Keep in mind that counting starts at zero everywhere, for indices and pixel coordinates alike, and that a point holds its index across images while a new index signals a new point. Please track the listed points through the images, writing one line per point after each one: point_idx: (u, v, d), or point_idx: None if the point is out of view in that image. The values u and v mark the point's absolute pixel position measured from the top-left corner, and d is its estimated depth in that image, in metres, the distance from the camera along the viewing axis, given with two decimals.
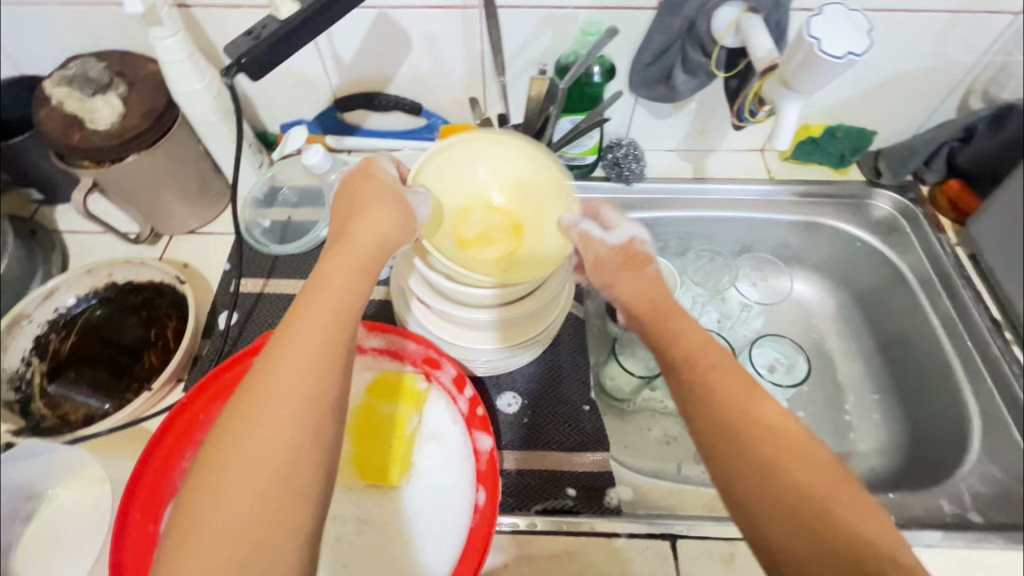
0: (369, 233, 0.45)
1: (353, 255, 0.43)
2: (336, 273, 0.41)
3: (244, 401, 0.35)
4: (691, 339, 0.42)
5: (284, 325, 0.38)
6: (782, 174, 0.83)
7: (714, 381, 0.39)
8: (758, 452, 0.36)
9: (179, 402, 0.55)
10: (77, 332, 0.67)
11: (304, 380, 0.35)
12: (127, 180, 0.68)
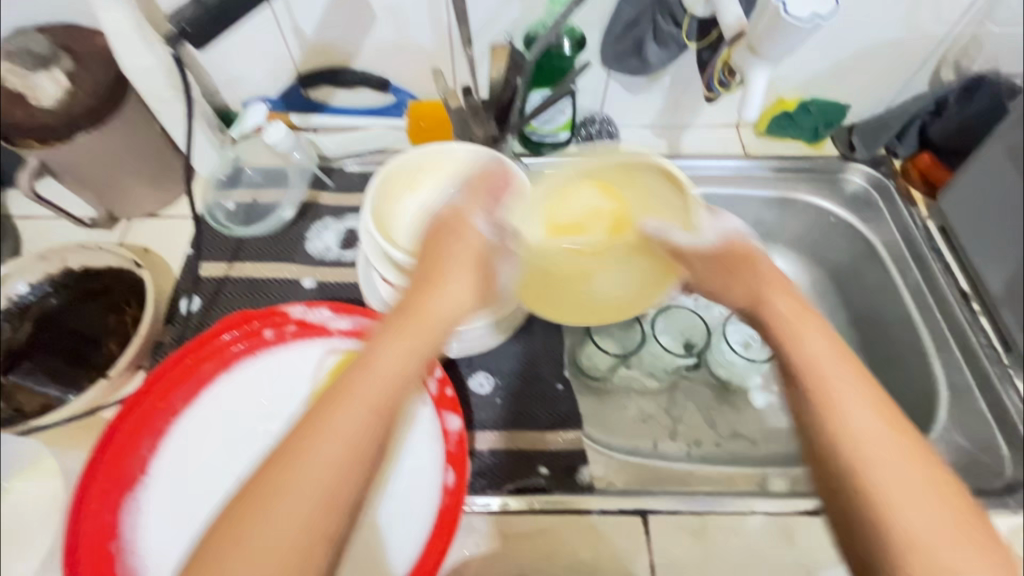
0: (436, 307, 0.42)
1: (421, 332, 0.41)
2: (396, 354, 0.39)
3: (272, 472, 0.33)
4: (826, 357, 0.40)
5: (339, 394, 0.37)
6: (757, 150, 0.83)
7: (831, 387, 0.38)
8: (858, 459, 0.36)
9: (137, 390, 0.53)
10: (31, 321, 0.65)
11: (337, 467, 0.34)
12: (78, 161, 0.65)
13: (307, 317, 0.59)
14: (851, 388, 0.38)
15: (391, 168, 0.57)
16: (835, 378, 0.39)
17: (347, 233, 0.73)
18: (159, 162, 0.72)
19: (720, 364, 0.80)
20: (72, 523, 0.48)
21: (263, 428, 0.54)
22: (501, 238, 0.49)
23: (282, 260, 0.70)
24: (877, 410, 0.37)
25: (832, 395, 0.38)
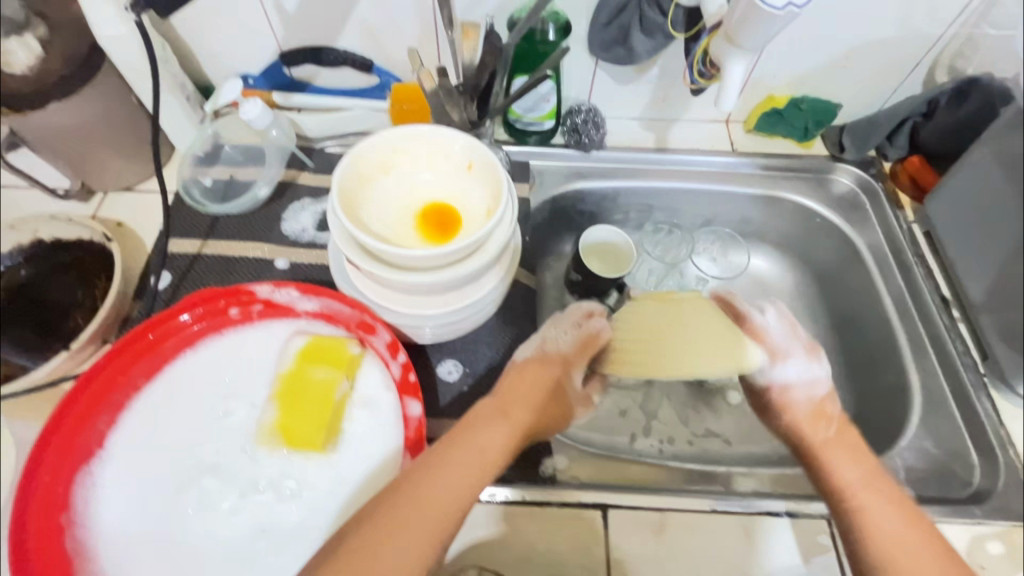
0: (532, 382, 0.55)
1: (518, 400, 0.53)
2: (509, 422, 0.50)
3: (430, 462, 0.45)
4: (858, 462, 0.52)
5: (475, 424, 0.49)
6: (745, 146, 0.82)
7: (865, 491, 0.49)
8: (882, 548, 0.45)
9: (94, 365, 0.52)
10: (2, 291, 0.65)
11: (468, 478, 0.44)
12: (50, 131, 0.64)
13: (273, 297, 0.57)
14: (886, 501, 0.49)
15: (360, 149, 0.55)
16: (871, 490, 0.49)
17: (324, 214, 0.72)
18: (137, 135, 0.71)
19: None
20: (21, 497, 0.47)
21: (223, 407, 0.54)
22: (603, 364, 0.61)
23: (257, 240, 0.69)
24: (896, 506, 0.48)
25: (854, 486, 0.50)
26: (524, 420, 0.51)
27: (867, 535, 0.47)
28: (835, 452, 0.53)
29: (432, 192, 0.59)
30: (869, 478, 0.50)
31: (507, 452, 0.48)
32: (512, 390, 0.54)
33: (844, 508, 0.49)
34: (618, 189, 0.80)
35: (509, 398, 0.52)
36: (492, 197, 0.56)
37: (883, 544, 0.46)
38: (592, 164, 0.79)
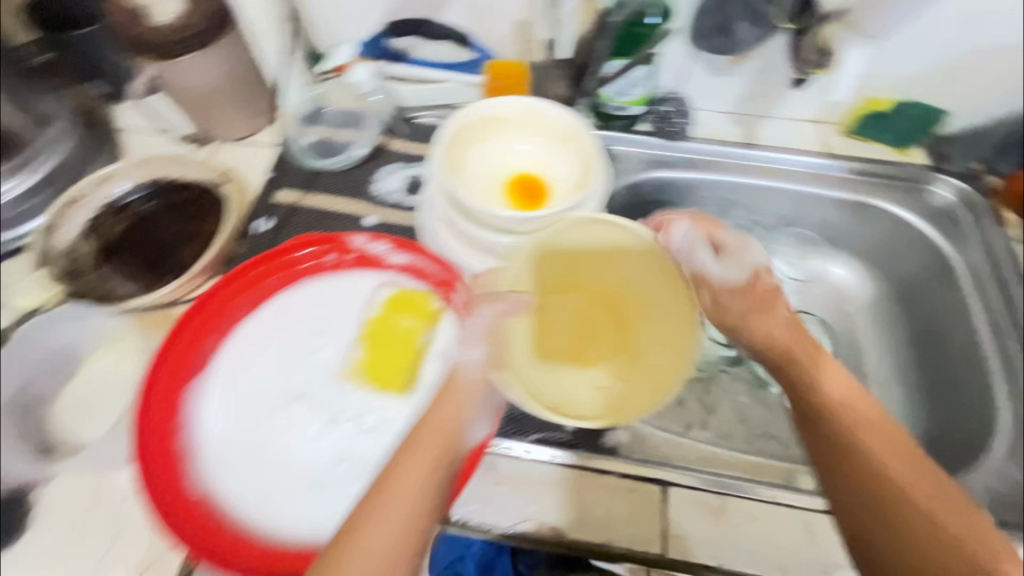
0: (451, 417, 0.48)
1: (432, 433, 0.46)
2: (424, 454, 0.44)
3: (345, 529, 0.40)
4: (848, 387, 0.48)
5: (392, 471, 0.43)
6: (838, 149, 0.79)
7: (896, 458, 0.45)
8: (928, 536, 0.41)
9: (208, 291, 0.58)
10: (126, 219, 0.70)
11: (390, 537, 0.39)
12: (182, 80, 0.70)
13: (367, 248, 0.61)
14: (915, 467, 0.44)
15: (464, 113, 0.58)
16: (895, 460, 0.44)
17: (412, 180, 0.76)
18: (254, 89, 0.76)
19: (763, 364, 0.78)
20: (144, 399, 0.53)
21: (314, 343, 0.58)
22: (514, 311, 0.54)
23: (350, 197, 0.74)
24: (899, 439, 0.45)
25: (886, 455, 0.45)
26: (439, 454, 0.45)
27: (913, 518, 0.42)
28: (850, 414, 0.47)
29: (524, 162, 0.61)
30: (888, 438, 0.46)
31: (432, 493, 0.43)
32: (426, 425, 0.47)
33: (875, 488, 0.43)
34: (700, 181, 0.79)
35: (422, 437, 0.46)
36: (583, 172, 0.58)
37: (926, 526, 0.41)
38: (675, 154, 0.78)
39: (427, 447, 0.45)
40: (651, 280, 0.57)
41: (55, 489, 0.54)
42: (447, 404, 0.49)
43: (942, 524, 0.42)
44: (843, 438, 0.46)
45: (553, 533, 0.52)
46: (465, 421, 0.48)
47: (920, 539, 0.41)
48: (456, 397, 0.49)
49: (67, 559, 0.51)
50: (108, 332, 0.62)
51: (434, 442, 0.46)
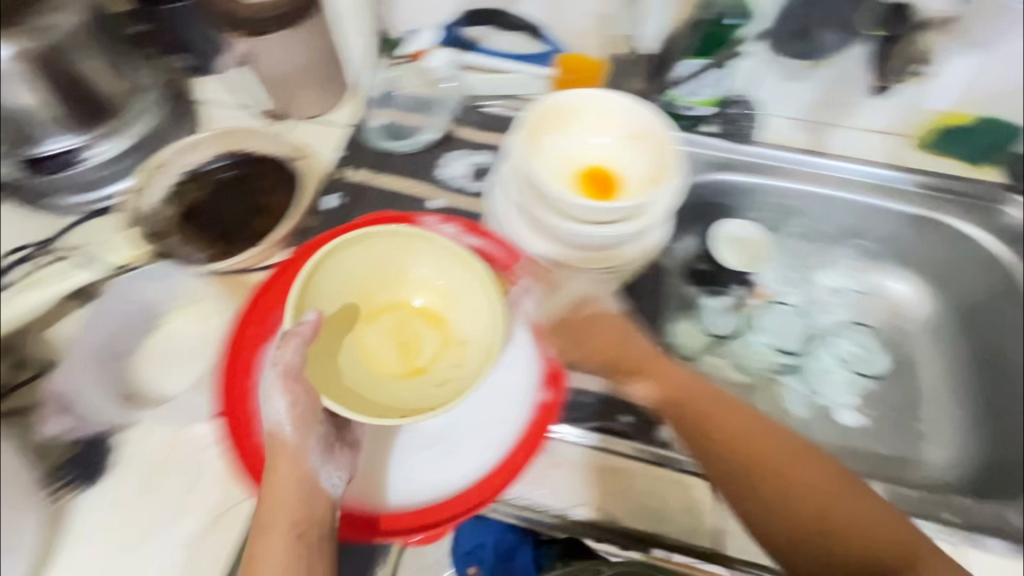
0: (287, 477, 0.48)
1: (284, 502, 0.47)
2: (278, 534, 0.46)
3: None
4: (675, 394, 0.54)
5: (256, 548, 0.46)
6: (909, 161, 0.78)
7: (752, 456, 0.50)
8: (808, 508, 0.49)
9: (290, 259, 0.61)
10: (207, 186, 0.72)
11: None
12: (267, 56, 0.73)
13: (438, 229, 0.63)
14: (769, 443, 0.51)
15: (544, 103, 0.60)
16: (759, 454, 0.50)
17: (477, 167, 0.77)
18: (333, 70, 0.78)
19: (815, 378, 0.78)
20: (231, 356, 0.57)
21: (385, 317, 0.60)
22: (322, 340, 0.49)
23: (417, 180, 0.76)
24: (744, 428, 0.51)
25: (745, 450, 0.50)
26: (295, 517, 0.47)
27: (789, 498, 0.49)
28: (707, 422, 0.52)
29: (598, 154, 0.62)
30: (749, 427, 0.51)
31: (296, 555, 0.46)
32: (269, 501, 0.48)
33: (756, 486, 0.49)
34: (763, 185, 0.78)
35: (271, 513, 0.47)
36: (658, 166, 0.58)
37: (801, 498, 0.49)
38: (741, 157, 0.78)
39: (279, 525, 0.47)
40: (476, 310, 0.56)
41: (137, 436, 0.57)
42: (286, 459, 0.49)
43: (811, 485, 0.49)
44: (713, 456, 0.51)
45: (609, 520, 0.53)
46: (310, 466, 0.49)
47: (800, 515, 0.49)
48: (291, 451, 0.49)
49: (148, 502, 0.54)
50: (190, 293, 0.64)
51: (292, 504, 0.48)
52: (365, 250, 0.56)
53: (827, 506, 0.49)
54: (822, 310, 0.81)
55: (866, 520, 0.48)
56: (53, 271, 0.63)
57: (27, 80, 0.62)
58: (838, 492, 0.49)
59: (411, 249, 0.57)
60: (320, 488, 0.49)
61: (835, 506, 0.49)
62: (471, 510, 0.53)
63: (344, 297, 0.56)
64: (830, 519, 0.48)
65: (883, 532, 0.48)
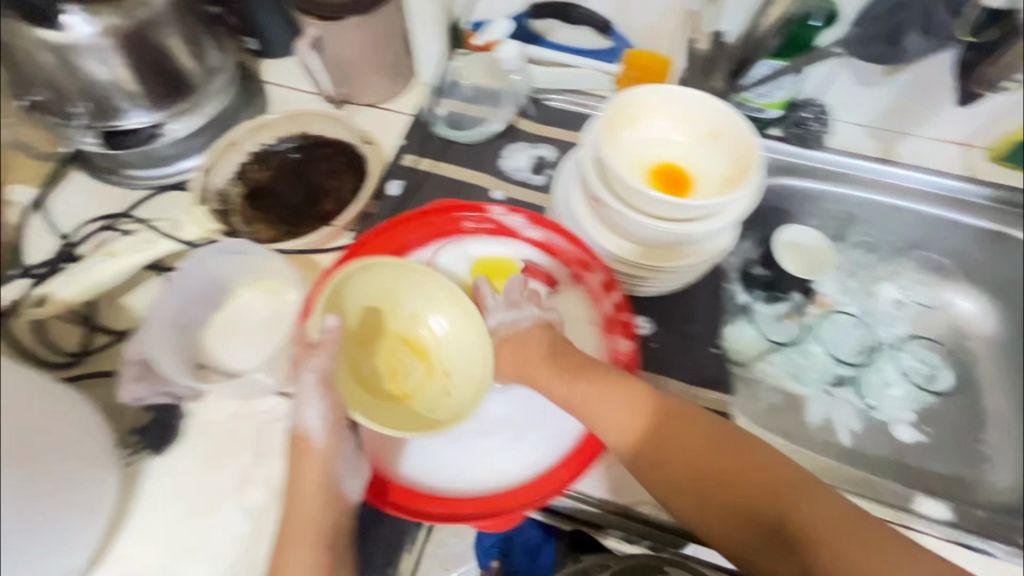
0: (310, 488, 0.50)
1: (307, 512, 0.49)
2: (307, 546, 0.48)
3: None
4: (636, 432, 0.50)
5: (285, 554, 0.48)
6: (984, 175, 0.76)
7: (699, 474, 0.48)
8: (737, 499, 0.47)
9: (358, 240, 0.60)
10: (276, 166, 0.74)
11: None
12: (338, 41, 0.73)
13: (504, 220, 0.63)
14: (688, 432, 0.50)
15: (622, 98, 0.59)
16: (677, 452, 0.49)
17: (539, 160, 0.77)
18: (398, 56, 0.79)
19: (871, 389, 0.76)
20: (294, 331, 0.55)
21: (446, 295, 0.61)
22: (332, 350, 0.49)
23: (479, 170, 0.76)
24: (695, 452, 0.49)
25: (659, 446, 0.49)
26: (323, 526, 0.49)
27: (712, 488, 0.47)
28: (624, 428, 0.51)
29: (670, 151, 0.61)
30: (664, 426, 0.50)
31: (323, 561, 0.48)
32: (297, 509, 0.50)
33: (677, 478, 0.48)
34: (827, 193, 0.77)
35: (297, 521, 0.49)
36: (735, 166, 0.58)
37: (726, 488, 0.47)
38: (809, 161, 0.76)
39: (310, 536, 0.48)
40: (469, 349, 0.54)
41: (205, 408, 0.58)
42: (314, 464, 0.50)
43: (732, 472, 0.48)
44: (668, 483, 0.49)
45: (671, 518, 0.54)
46: (335, 471, 0.50)
47: (726, 502, 0.47)
48: (319, 459, 0.50)
49: (214, 474, 0.55)
50: (253, 269, 0.64)
51: (322, 514, 0.49)
52: (373, 278, 0.53)
53: (752, 493, 0.47)
54: (885, 324, 0.79)
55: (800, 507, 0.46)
56: (131, 242, 0.62)
57: (115, 56, 0.61)
58: (761, 481, 0.47)
59: (414, 279, 0.54)
60: (342, 500, 0.51)
61: (771, 492, 0.46)
62: (537, 502, 0.52)
63: (354, 306, 0.54)
64: (760, 508, 0.46)
65: (822, 517, 0.45)
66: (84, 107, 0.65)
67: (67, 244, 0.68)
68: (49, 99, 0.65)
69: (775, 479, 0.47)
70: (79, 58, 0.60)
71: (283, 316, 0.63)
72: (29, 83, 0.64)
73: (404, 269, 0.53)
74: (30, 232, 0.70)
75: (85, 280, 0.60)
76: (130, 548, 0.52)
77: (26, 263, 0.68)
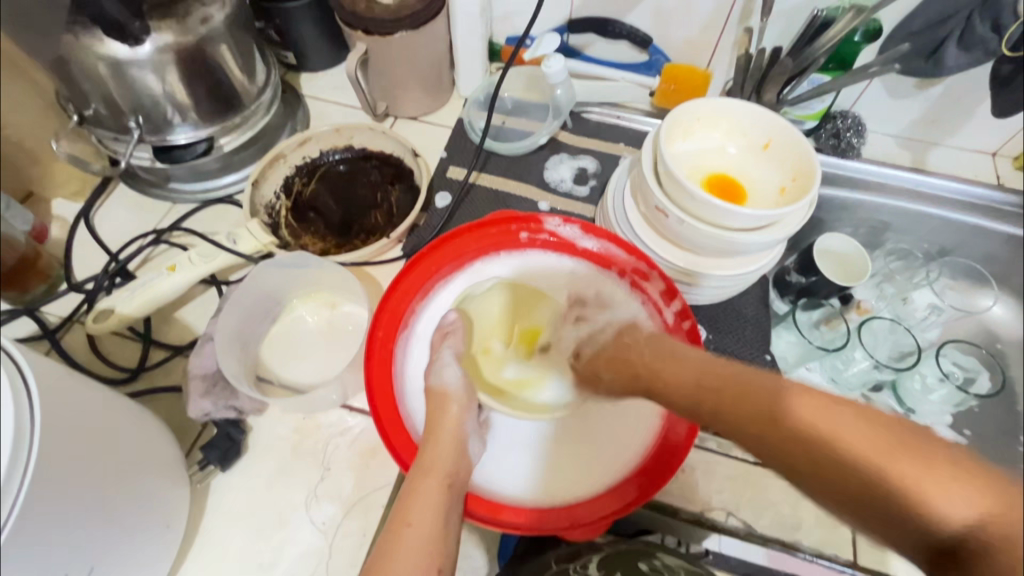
0: (448, 428, 0.52)
1: (444, 452, 0.50)
2: (434, 476, 0.48)
3: (389, 533, 0.45)
4: (686, 388, 0.42)
5: (411, 479, 0.48)
6: (1013, 183, 0.78)
7: (782, 434, 0.34)
8: (843, 479, 0.31)
9: (420, 251, 0.60)
10: (320, 179, 0.75)
11: (430, 530, 0.45)
12: (383, 55, 0.74)
13: (559, 231, 0.63)
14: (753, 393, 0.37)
15: (681, 108, 0.60)
16: (756, 411, 0.36)
17: (581, 171, 0.78)
18: (440, 70, 0.80)
19: (910, 396, 0.77)
20: (368, 339, 0.56)
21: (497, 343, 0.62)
22: (454, 329, 0.59)
23: (524, 181, 0.77)
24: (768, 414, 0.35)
25: (726, 405, 0.38)
26: (449, 465, 0.49)
27: (805, 461, 0.33)
28: (705, 393, 0.40)
29: (725, 162, 0.63)
30: (750, 379, 0.38)
31: (449, 493, 0.48)
32: (429, 443, 0.51)
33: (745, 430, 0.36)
34: (866, 201, 0.77)
35: (427, 453, 0.50)
36: (792, 177, 0.59)
37: (839, 459, 0.31)
38: (847, 169, 0.77)
39: (437, 470, 0.49)
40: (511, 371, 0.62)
41: (268, 422, 0.58)
42: (451, 417, 0.53)
43: (826, 439, 0.32)
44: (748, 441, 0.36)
45: (742, 525, 0.57)
46: (466, 432, 0.53)
47: (838, 476, 0.31)
48: (454, 411, 0.53)
49: (282, 488, 0.55)
50: (307, 281, 0.64)
51: (449, 458, 0.50)
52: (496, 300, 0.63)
53: (868, 472, 0.30)
54: (920, 329, 0.82)
55: (967, 507, 0.28)
56: (190, 255, 0.61)
57: (174, 71, 0.62)
58: (883, 455, 0.30)
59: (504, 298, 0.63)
60: (465, 457, 0.52)
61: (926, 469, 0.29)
62: (620, 510, 0.52)
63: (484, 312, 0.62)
64: (888, 498, 0.29)
65: (1005, 515, 0.28)
66: (137, 120, 0.65)
67: (114, 259, 0.67)
68: (102, 113, 0.65)
69: (916, 453, 0.30)
70: (139, 73, 0.60)
71: (341, 328, 0.63)
72: (83, 96, 0.63)
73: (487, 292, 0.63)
74: (76, 246, 0.70)
75: (145, 295, 0.59)
76: (202, 564, 0.52)
77: (74, 279, 0.67)
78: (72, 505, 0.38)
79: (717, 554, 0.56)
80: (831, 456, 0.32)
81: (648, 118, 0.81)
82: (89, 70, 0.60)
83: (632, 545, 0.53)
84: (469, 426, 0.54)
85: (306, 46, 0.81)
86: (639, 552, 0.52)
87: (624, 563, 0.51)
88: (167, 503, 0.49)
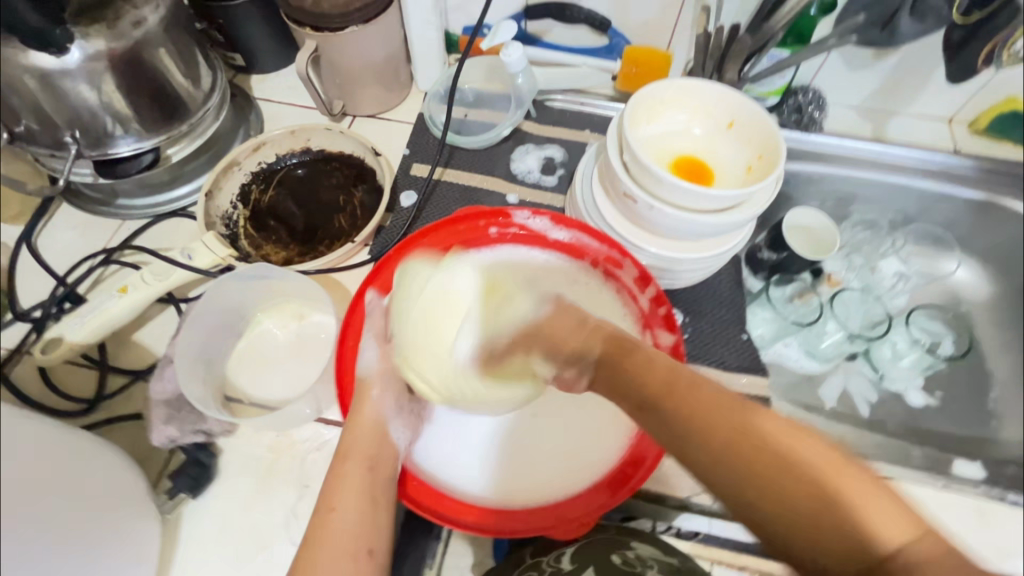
0: (367, 413, 0.51)
1: (363, 436, 0.50)
2: (352, 462, 0.48)
3: (312, 529, 0.44)
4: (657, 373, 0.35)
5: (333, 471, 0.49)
6: (970, 147, 0.80)
7: (715, 430, 0.31)
8: (767, 478, 0.29)
9: (385, 254, 0.58)
10: (279, 185, 0.72)
11: (351, 519, 0.45)
12: (337, 51, 0.71)
13: (528, 224, 0.62)
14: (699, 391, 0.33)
15: (643, 91, 0.59)
16: (714, 412, 0.32)
17: (549, 161, 0.76)
18: (397, 65, 0.77)
19: (882, 361, 0.80)
20: (337, 351, 0.55)
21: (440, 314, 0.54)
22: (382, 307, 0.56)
23: (490, 174, 0.75)
24: (718, 409, 0.32)
25: (670, 394, 0.34)
26: (367, 449, 0.49)
27: (737, 471, 0.30)
28: (644, 371, 0.36)
29: (691, 144, 0.62)
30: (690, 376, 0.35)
31: (370, 481, 0.48)
32: (347, 434, 0.51)
33: (681, 419, 0.32)
34: (829, 174, 0.78)
35: (346, 442, 0.50)
36: (756, 154, 0.59)
37: (771, 463, 0.29)
38: (809, 144, 0.78)
39: (356, 456, 0.49)
40: (436, 330, 0.53)
41: (238, 442, 0.55)
42: (371, 403, 0.52)
43: (775, 442, 0.29)
44: (685, 430, 0.32)
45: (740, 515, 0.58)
46: (386, 415, 0.52)
47: (761, 473, 0.29)
48: (374, 396, 0.52)
49: (258, 509, 0.53)
50: (270, 293, 0.62)
51: (370, 442, 0.50)
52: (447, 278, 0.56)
53: (803, 475, 0.28)
54: (890, 296, 0.83)
55: (895, 530, 0.26)
56: (141, 274, 0.58)
57: (109, 79, 0.58)
58: (820, 462, 0.28)
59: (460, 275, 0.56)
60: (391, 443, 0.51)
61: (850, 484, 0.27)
62: (604, 504, 0.51)
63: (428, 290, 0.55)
64: (812, 506, 0.27)
65: (941, 553, 0.25)
66: (73, 135, 0.60)
67: (62, 284, 0.63)
68: (35, 129, 0.60)
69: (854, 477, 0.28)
70: (71, 84, 0.56)
71: (312, 339, 0.61)
72: (11, 112, 0.59)
73: (433, 263, 0.57)
74: (20, 271, 0.66)
75: (97, 321, 0.55)
76: None
77: (20, 307, 0.64)
78: (25, 551, 0.36)
79: (708, 536, 0.56)
80: (770, 452, 0.29)
81: (612, 103, 0.80)
82: (15, 83, 0.56)
83: (603, 535, 0.52)
84: (387, 412, 0.52)
85: (256, 47, 0.77)
86: (612, 541, 0.51)
87: (597, 553, 0.49)
88: (134, 536, 0.47)
